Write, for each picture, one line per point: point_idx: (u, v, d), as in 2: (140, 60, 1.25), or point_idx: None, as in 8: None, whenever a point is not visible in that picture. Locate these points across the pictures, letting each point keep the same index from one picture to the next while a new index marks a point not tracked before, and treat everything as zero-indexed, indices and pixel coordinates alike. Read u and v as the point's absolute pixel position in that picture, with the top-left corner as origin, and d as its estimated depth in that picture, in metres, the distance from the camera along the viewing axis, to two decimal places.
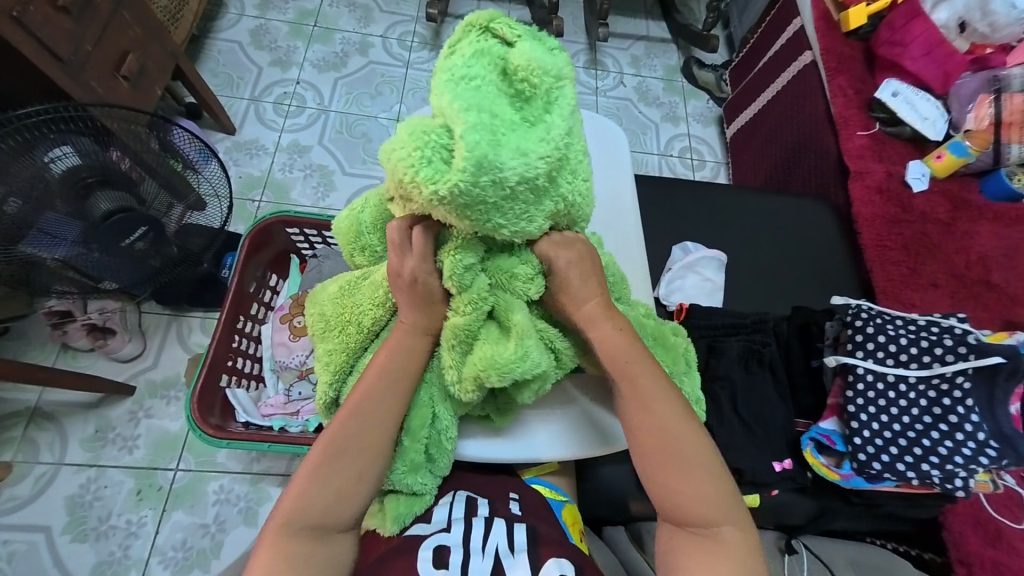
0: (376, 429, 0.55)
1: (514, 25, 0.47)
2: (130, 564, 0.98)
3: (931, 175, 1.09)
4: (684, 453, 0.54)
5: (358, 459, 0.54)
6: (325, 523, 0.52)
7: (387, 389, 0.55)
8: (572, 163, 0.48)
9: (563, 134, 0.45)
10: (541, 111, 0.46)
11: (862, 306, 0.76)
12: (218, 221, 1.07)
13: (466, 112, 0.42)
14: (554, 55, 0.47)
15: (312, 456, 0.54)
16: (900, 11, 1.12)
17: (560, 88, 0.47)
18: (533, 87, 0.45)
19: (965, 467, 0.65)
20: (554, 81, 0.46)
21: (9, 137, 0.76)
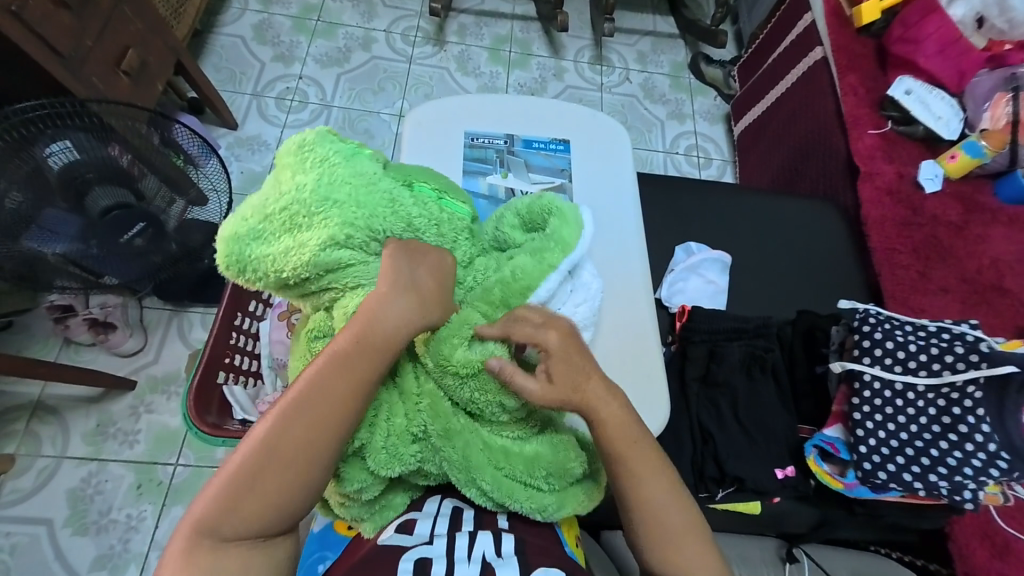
0: (312, 445, 0.48)
1: (314, 143, 0.50)
2: (130, 558, 0.99)
3: (944, 175, 1.06)
4: (674, 523, 0.54)
5: (287, 474, 0.48)
6: (252, 529, 0.48)
7: (320, 400, 0.48)
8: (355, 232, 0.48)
9: (328, 221, 0.47)
10: (307, 206, 0.47)
11: (871, 311, 0.74)
12: (218, 216, 1.05)
13: (249, 213, 0.47)
14: (341, 166, 0.49)
15: (236, 461, 0.47)
16: (915, 7, 1.09)
17: (331, 184, 0.48)
18: (302, 191, 0.47)
19: (974, 479, 0.64)
20: (322, 185, 0.48)
21: (9, 133, 0.76)
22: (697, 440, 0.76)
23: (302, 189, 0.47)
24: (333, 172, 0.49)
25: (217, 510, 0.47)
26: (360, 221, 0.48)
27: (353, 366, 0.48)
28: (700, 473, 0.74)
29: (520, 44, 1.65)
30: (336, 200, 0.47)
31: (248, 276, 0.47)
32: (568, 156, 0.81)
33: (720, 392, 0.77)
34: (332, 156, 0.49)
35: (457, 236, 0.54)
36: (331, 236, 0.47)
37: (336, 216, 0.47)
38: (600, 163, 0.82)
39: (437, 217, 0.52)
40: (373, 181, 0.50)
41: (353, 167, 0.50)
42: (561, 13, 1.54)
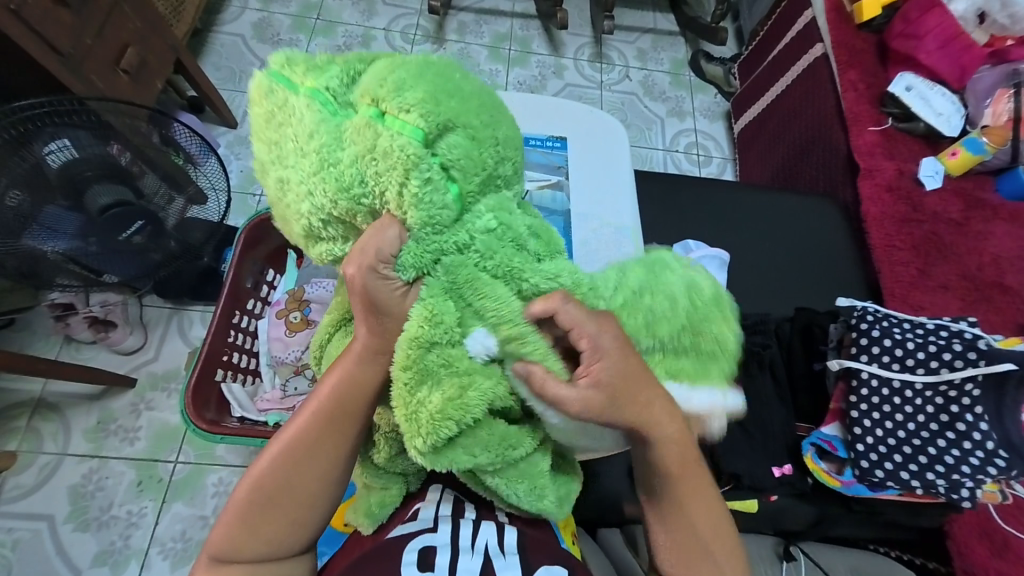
0: (313, 477, 0.50)
1: (305, 64, 0.41)
2: (130, 554, 1.00)
3: (945, 172, 1.05)
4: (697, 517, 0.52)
5: (292, 505, 0.50)
6: (265, 558, 0.50)
7: (317, 435, 0.49)
8: (321, 170, 0.39)
9: (295, 154, 0.40)
10: (283, 140, 0.41)
11: (868, 308, 0.74)
12: (217, 216, 1.08)
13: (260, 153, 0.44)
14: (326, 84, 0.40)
15: (243, 496, 0.50)
16: (915, 3, 1.08)
17: (304, 109, 0.40)
18: (283, 121, 0.41)
19: (971, 477, 0.63)
20: (297, 111, 0.40)
21: (13, 127, 0.76)
22: None
23: (283, 118, 0.41)
24: (308, 93, 0.40)
25: (227, 543, 0.50)
26: (356, 150, 0.38)
27: (336, 418, 0.49)
28: None
29: (519, 42, 1.65)
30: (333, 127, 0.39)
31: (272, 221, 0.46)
32: (565, 153, 0.81)
33: None
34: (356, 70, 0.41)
35: (453, 178, 0.39)
36: (330, 166, 0.39)
37: (304, 147, 0.39)
38: (598, 160, 0.81)
39: (430, 137, 0.37)
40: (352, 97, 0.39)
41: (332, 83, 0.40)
42: (560, 10, 1.54)
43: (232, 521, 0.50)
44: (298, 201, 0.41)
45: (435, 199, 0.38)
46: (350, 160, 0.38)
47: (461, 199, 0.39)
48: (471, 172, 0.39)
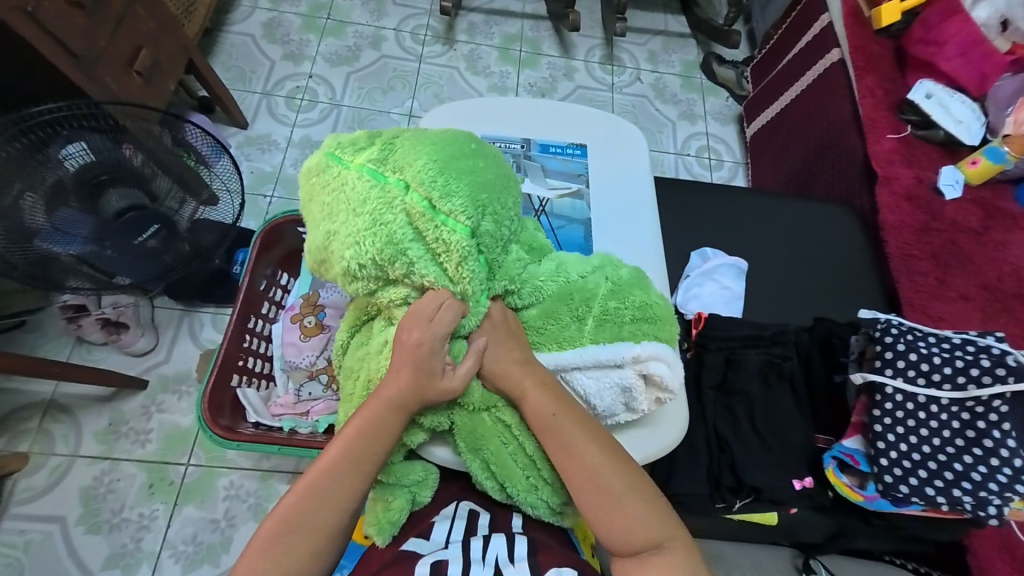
0: (336, 511, 0.53)
1: (361, 142, 0.52)
2: (142, 557, 0.99)
3: (964, 181, 1.05)
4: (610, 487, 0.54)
5: (312, 539, 0.52)
6: None
7: (347, 471, 0.53)
8: (394, 235, 0.48)
9: (366, 220, 0.48)
10: (351, 203, 0.49)
11: (892, 321, 0.72)
12: (229, 217, 1.07)
13: (320, 211, 0.52)
14: (386, 161, 0.50)
15: (268, 528, 0.52)
16: (936, 9, 1.07)
17: (372, 180, 0.49)
18: (352, 187, 0.49)
19: (999, 495, 0.63)
20: (366, 183, 0.49)
21: (30, 133, 0.76)
22: (712, 448, 0.75)
23: (354, 186, 0.49)
24: (374, 164, 0.50)
25: None
26: (418, 229, 0.49)
27: (364, 457, 0.53)
28: (717, 483, 0.73)
29: (530, 43, 1.64)
30: (393, 208, 0.48)
31: (325, 268, 0.53)
32: (584, 160, 0.81)
33: (737, 401, 0.76)
34: (405, 153, 0.49)
35: (497, 237, 0.51)
36: (390, 241, 0.48)
37: (375, 216, 0.48)
38: (617, 168, 0.81)
39: (483, 205, 0.49)
40: (411, 170, 0.48)
41: (394, 157, 0.50)
42: (572, 12, 1.52)
43: (259, 552, 0.51)
44: (366, 253, 0.49)
45: (477, 268, 0.51)
46: (419, 228, 0.48)
47: (491, 260, 0.52)
48: (501, 241, 0.52)
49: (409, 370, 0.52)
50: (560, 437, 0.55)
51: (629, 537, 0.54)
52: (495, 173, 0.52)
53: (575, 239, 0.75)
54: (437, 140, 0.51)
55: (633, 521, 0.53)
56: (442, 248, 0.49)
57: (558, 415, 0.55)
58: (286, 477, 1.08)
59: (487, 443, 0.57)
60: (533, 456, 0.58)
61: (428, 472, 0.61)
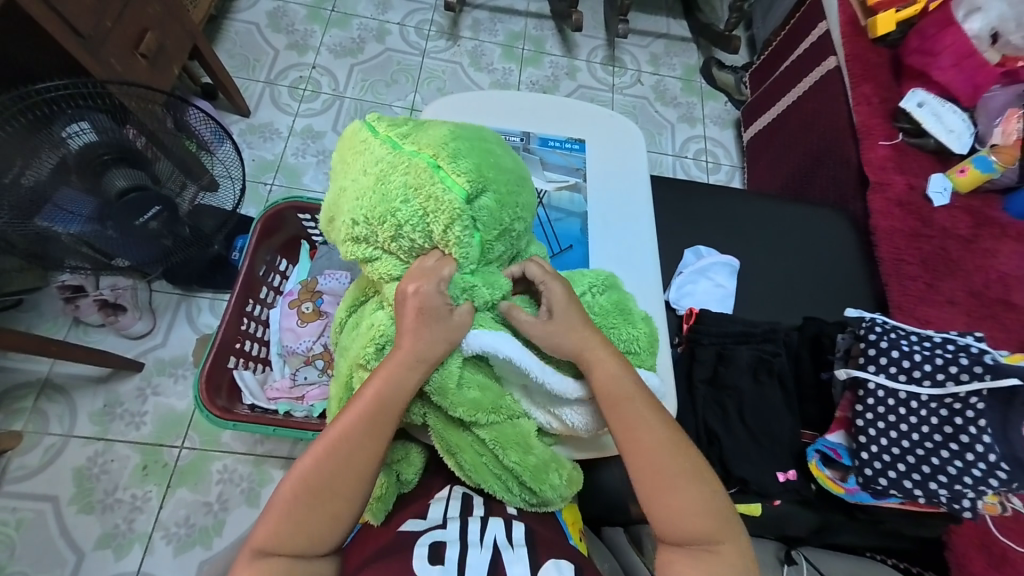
0: (355, 473, 0.53)
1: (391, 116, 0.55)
2: (134, 537, 1.00)
3: (953, 189, 1.07)
4: (673, 470, 0.55)
5: (332, 501, 0.53)
6: (303, 552, 0.52)
7: (362, 434, 0.53)
8: (392, 195, 0.49)
9: (371, 179, 0.51)
10: (365, 162, 0.52)
11: (877, 320, 0.75)
12: (230, 203, 1.09)
13: (339, 170, 0.55)
14: (406, 134, 0.52)
15: (290, 489, 0.53)
16: (933, 20, 1.09)
17: (388, 145, 0.52)
18: (369, 150, 0.52)
19: (974, 488, 0.65)
20: (382, 148, 0.52)
21: (30, 112, 0.76)
22: (702, 439, 0.77)
23: (371, 149, 0.52)
24: (393, 134, 0.53)
25: (270, 538, 0.52)
26: (416, 191, 0.49)
27: (380, 417, 0.53)
28: None
29: (534, 42, 1.66)
30: (400, 170, 0.49)
31: (333, 228, 0.55)
32: (583, 155, 0.82)
33: (727, 395, 0.78)
34: (426, 129, 0.53)
35: (496, 222, 0.52)
36: (386, 198, 0.49)
37: (380, 178, 0.50)
38: (615, 164, 0.82)
39: (488, 187, 0.51)
40: (426, 143, 0.51)
41: (414, 132, 0.53)
42: (576, 12, 1.54)
43: (286, 505, 0.52)
44: (364, 211, 0.50)
45: (469, 240, 0.51)
46: (418, 195, 0.49)
47: (483, 240, 0.52)
48: (498, 226, 0.52)
49: (407, 333, 0.52)
50: (626, 408, 0.56)
51: (683, 527, 0.54)
52: (507, 164, 0.54)
53: (572, 232, 0.77)
54: (460, 126, 0.55)
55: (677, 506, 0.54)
56: (435, 220, 0.50)
57: (628, 393, 0.56)
58: (280, 463, 1.09)
59: (461, 451, 0.59)
60: (505, 467, 0.59)
61: (408, 450, 0.63)
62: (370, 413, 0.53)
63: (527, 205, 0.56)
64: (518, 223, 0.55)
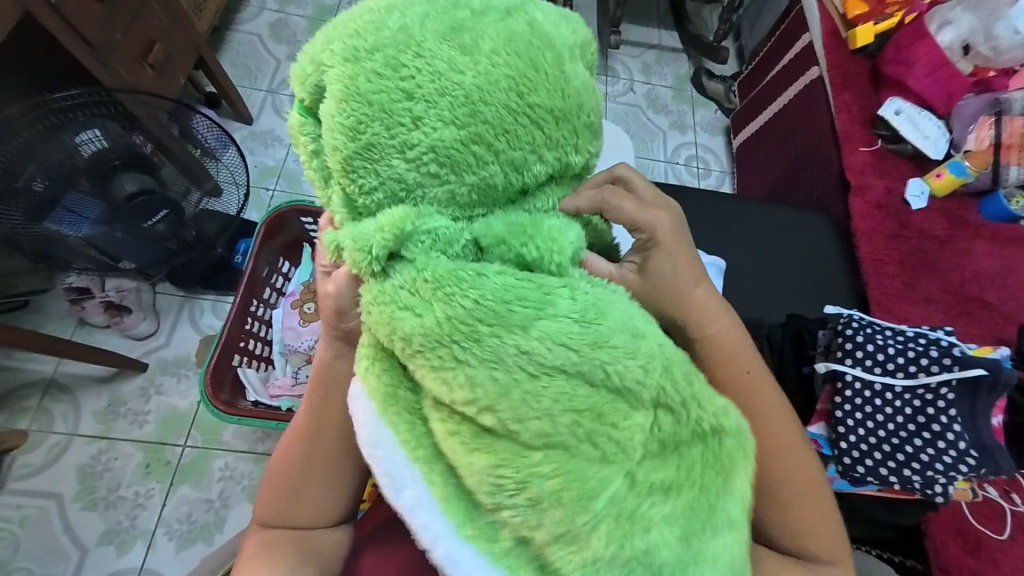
0: (321, 458, 0.54)
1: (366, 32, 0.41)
2: (137, 534, 1.02)
3: (930, 192, 1.12)
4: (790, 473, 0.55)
5: (314, 483, 0.55)
6: (303, 526, 0.56)
7: (323, 422, 0.53)
8: (364, 117, 0.36)
9: (338, 105, 0.37)
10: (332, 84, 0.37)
11: (854, 316, 0.79)
12: (234, 208, 1.12)
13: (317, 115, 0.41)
14: (374, 30, 0.37)
15: (273, 474, 0.56)
16: (907, 32, 1.14)
17: (355, 56, 0.37)
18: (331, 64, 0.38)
19: (945, 474, 0.68)
20: (345, 58, 0.37)
21: (41, 121, 0.80)
22: None
23: (341, 61, 0.37)
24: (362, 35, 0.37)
25: (271, 514, 0.55)
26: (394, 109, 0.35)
27: (332, 403, 0.53)
28: None
29: None
30: (373, 85, 0.36)
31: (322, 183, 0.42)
32: None
33: None
34: (399, 19, 0.37)
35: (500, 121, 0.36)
36: (362, 125, 0.36)
37: (351, 94, 0.36)
38: (607, 169, 0.86)
39: (493, 84, 0.36)
40: (400, 37, 0.36)
41: (385, 25, 0.37)
42: (569, 24, 1.59)
43: (276, 487, 0.55)
44: (342, 152, 0.37)
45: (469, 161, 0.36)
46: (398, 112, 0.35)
47: (360, 155, 0.37)
48: (371, 130, 0.36)
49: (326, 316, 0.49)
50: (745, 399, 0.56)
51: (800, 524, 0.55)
52: (419, 37, 0.36)
53: None
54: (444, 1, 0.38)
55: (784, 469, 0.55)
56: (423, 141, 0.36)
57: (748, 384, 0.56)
58: None
59: None
60: None
61: None
62: (319, 406, 0.53)
63: (444, 88, 0.35)
64: (424, 118, 0.35)
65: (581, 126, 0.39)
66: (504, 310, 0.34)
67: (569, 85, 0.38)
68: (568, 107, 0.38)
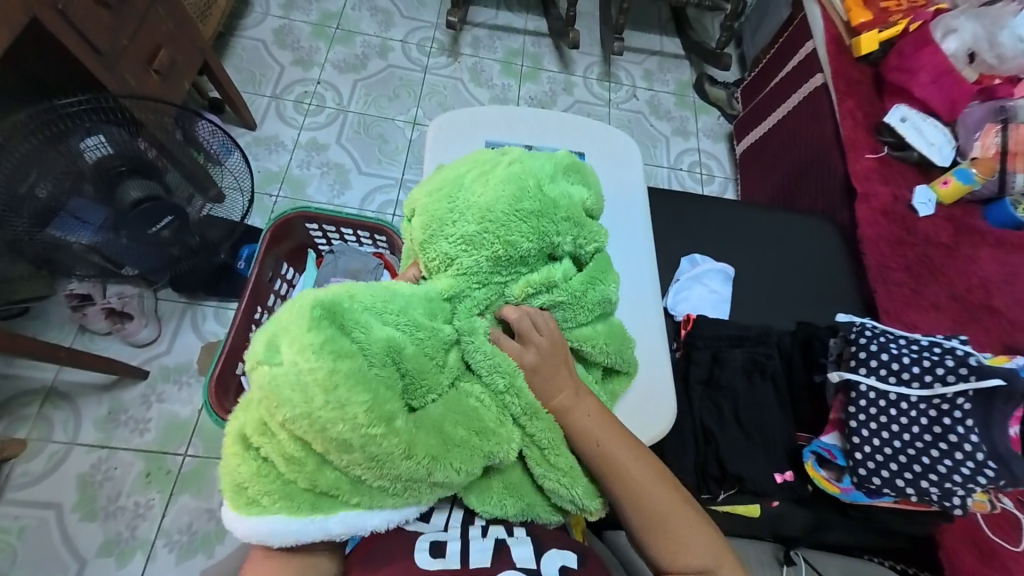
0: None
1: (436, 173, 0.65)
2: (136, 545, 1.00)
3: (936, 199, 1.12)
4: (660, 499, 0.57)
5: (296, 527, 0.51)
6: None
7: None
8: (434, 232, 0.54)
9: (419, 225, 0.55)
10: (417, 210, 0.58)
11: (866, 324, 0.78)
12: (237, 214, 1.11)
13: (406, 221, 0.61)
14: (447, 176, 0.57)
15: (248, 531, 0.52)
16: (911, 40, 1.15)
17: (432, 193, 0.56)
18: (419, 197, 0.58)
19: (962, 486, 0.67)
20: (427, 196, 0.57)
21: (45, 129, 0.80)
22: (699, 440, 0.79)
23: (424, 196, 0.57)
24: (441, 180, 0.57)
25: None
26: (454, 229, 0.53)
27: None
28: (703, 473, 0.77)
29: (532, 58, 1.71)
30: (441, 214, 0.54)
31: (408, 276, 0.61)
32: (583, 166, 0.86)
33: (723, 396, 0.81)
34: (460, 171, 0.57)
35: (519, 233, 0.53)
36: (434, 236, 0.54)
37: (428, 217, 0.55)
38: (616, 176, 0.86)
39: (517, 211, 0.53)
40: (460, 182, 0.55)
41: (452, 174, 0.57)
42: (573, 30, 1.60)
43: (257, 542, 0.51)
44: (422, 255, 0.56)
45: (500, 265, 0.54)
46: (456, 229, 0.54)
47: (423, 247, 0.55)
48: (428, 232, 0.55)
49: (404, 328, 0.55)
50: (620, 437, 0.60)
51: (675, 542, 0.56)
52: (460, 179, 0.56)
53: None
54: (488, 156, 0.59)
55: (687, 545, 0.55)
56: (471, 252, 0.53)
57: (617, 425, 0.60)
58: None
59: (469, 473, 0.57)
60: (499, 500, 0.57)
61: None
62: None
63: (470, 205, 0.54)
64: (468, 233, 0.53)
65: (562, 218, 0.55)
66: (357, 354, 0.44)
67: (551, 199, 0.55)
68: (552, 209, 0.55)
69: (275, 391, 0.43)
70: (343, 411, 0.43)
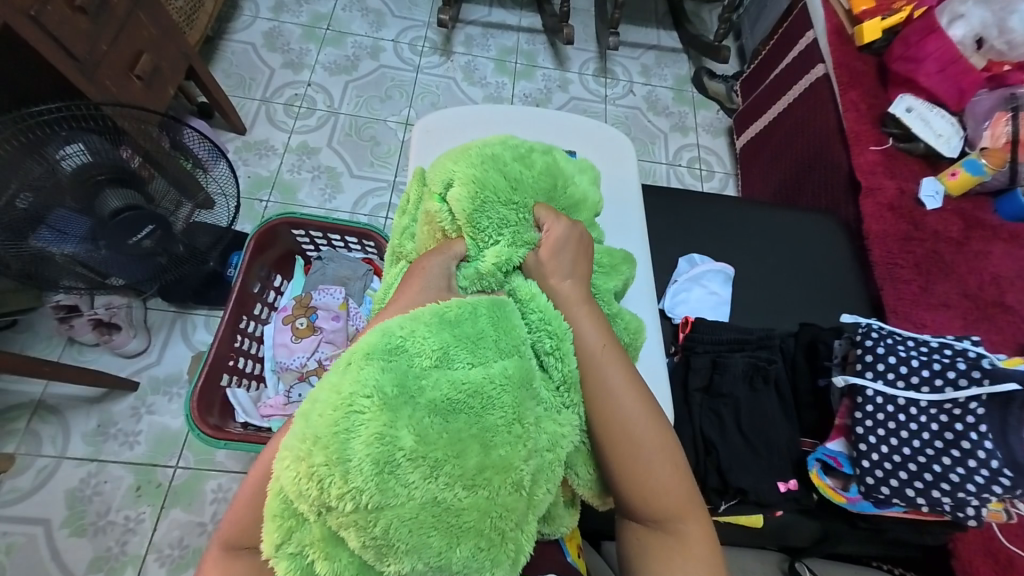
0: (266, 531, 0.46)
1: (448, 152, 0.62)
2: (126, 561, 0.98)
3: (945, 192, 1.08)
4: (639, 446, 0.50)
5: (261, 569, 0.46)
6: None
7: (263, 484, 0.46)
8: (489, 198, 0.53)
9: (467, 190, 0.53)
10: (456, 177, 0.54)
11: (873, 325, 0.75)
12: (225, 220, 1.08)
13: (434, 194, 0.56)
14: (483, 150, 0.56)
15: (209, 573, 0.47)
16: (916, 28, 1.10)
17: (475, 161, 0.55)
18: (454, 167, 0.55)
19: (977, 496, 0.63)
20: (469, 164, 0.54)
21: (20, 136, 0.77)
22: (699, 449, 0.76)
23: (463, 164, 0.55)
24: (479, 152, 0.56)
25: None
26: (510, 196, 0.54)
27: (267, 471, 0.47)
28: (703, 484, 0.74)
29: (526, 56, 1.68)
30: (491, 180, 0.53)
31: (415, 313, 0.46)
32: None
33: (723, 404, 0.77)
34: (495, 145, 0.57)
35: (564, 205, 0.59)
36: (489, 203, 0.53)
37: (478, 185, 0.53)
38: (613, 177, 0.83)
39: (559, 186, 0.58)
40: (502, 155, 0.56)
41: (489, 146, 0.57)
42: (567, 26, 1.56)
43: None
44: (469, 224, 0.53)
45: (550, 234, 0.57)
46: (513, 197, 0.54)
47: (476, 213, 0.53)
48: (482, 198, 0.53)
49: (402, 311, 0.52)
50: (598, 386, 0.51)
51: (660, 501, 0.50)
52: (504, 150, 0.56)
53: None
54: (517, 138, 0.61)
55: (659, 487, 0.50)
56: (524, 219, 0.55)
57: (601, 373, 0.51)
58: None
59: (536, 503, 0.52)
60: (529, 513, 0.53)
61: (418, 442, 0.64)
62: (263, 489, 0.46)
63: (524, 173, 0.55)
64: (524, 201, 0.55)
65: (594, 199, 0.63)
66: (442, 447, 0.39)
67: (579, 188, 0.60)
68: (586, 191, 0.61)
69: (404, 539, 0.38)
70: (486, 553, 0.41)
